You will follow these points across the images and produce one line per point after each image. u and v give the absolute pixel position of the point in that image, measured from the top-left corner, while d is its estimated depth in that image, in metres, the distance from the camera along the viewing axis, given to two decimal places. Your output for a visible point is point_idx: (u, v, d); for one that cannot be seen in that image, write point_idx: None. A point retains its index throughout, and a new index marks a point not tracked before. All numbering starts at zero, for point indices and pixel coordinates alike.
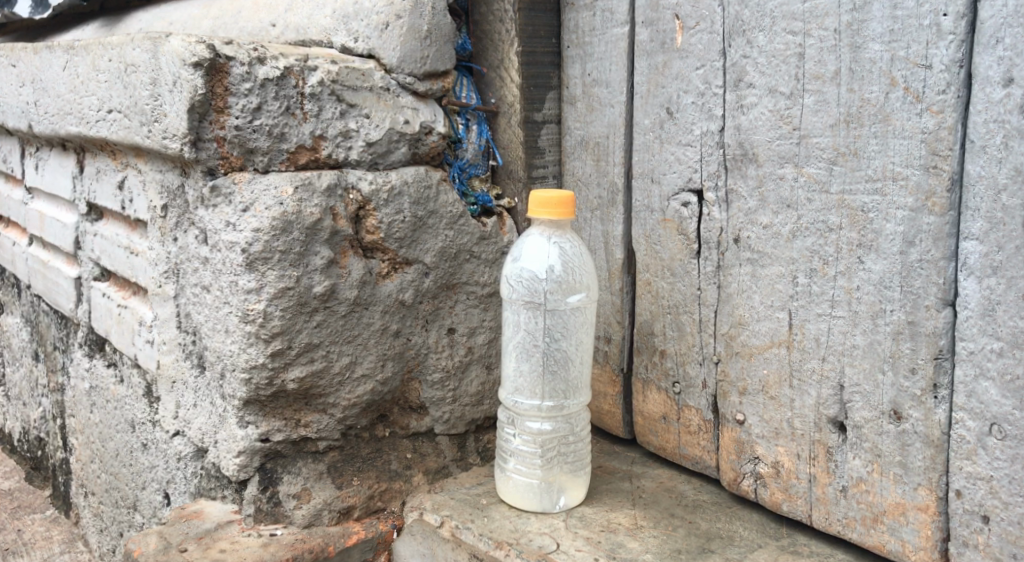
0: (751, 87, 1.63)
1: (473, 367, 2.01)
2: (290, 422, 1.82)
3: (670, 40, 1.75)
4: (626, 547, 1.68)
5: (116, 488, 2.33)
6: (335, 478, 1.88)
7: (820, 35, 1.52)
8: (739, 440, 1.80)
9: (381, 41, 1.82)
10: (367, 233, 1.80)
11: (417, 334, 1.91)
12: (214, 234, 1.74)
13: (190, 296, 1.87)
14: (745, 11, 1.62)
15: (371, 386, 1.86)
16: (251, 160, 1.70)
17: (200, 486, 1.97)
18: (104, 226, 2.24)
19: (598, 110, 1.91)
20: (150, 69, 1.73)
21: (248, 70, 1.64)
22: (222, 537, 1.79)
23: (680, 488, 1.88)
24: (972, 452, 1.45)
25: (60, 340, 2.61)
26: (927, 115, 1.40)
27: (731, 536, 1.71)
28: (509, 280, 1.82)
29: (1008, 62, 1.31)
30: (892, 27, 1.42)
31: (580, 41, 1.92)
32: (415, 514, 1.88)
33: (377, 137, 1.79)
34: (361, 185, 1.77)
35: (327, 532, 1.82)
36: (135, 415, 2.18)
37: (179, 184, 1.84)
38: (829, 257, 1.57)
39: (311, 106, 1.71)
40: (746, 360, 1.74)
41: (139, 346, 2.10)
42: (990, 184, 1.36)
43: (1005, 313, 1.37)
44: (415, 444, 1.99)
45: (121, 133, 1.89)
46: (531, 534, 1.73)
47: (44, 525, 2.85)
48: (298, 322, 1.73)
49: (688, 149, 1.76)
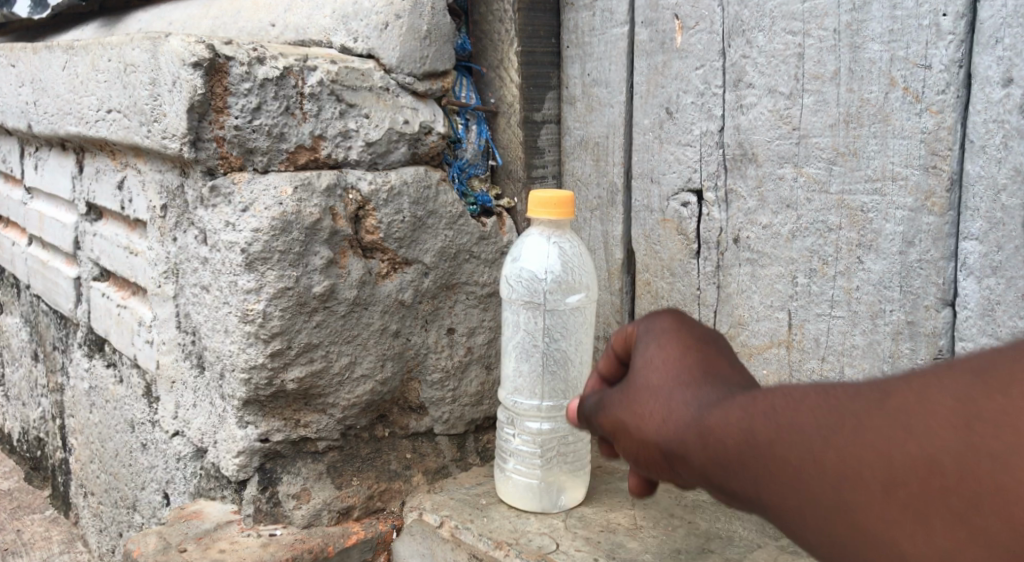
0: (751, 87, 1.63)
1: (473, 367, 2.01)
2: (290, 422, 1.82)
3: (670, 40, 1.75)
4: (625, 547, 1.68)
5: (116, 488, 2.33)
6: (335, 478, 1.88)
7: (820, 35, 1.52)
8: None
9: (381, 41, 1.82)
10: (367, 233, 1.80)
11: (417, 334, 1.91)
12: (214, 234, 1.74)
13: (190, 296, 1.87)
14: (744, 11, 1.62)
15: (371, 386, 1.86)
16: (251, 160, 1.70)
17: (200, 486, 1.97)
18: (104, 226, 2.23)
19: (598, 110, 1.91)
20: (150, 69, 1.73)
21: (248, 70, 1.64)
22: (222, 537, 1.79)
23: (680, 488, 1.88)
24: None
25: (60, 340, 2.61)
26: (927, 115, 1.40)
27: (731, 536, 1.71)
28: (509, 281, 1.82)
29: (1008, 62, 1.31)
30: (892, 27, 1.42)
31: (580, 41, 1.92)
32: (415, 514, 1.89)
33: (377, 137, 1.79)
34: (361, 185, 1.77)
35: (327, 532, 1.82)
36: (135, 415, 2.17)
37: (178, 184, 1.83)
38: (829, 257, 1.57)
39: (311, 106, 1.71)
40: (746, 360, 1.74)
41: (139, 346, 2.10)
42: (990, 184, 1.36)
43: (1005, 313, 1.37)
44: (415, 444, 1.99)
45: (122, 133, 1.89)
46: (531, 534, 1.73)
47: (44, 525, 2.85)
48: (298, 322, 1.73)
49: (687, 148, 1.76)
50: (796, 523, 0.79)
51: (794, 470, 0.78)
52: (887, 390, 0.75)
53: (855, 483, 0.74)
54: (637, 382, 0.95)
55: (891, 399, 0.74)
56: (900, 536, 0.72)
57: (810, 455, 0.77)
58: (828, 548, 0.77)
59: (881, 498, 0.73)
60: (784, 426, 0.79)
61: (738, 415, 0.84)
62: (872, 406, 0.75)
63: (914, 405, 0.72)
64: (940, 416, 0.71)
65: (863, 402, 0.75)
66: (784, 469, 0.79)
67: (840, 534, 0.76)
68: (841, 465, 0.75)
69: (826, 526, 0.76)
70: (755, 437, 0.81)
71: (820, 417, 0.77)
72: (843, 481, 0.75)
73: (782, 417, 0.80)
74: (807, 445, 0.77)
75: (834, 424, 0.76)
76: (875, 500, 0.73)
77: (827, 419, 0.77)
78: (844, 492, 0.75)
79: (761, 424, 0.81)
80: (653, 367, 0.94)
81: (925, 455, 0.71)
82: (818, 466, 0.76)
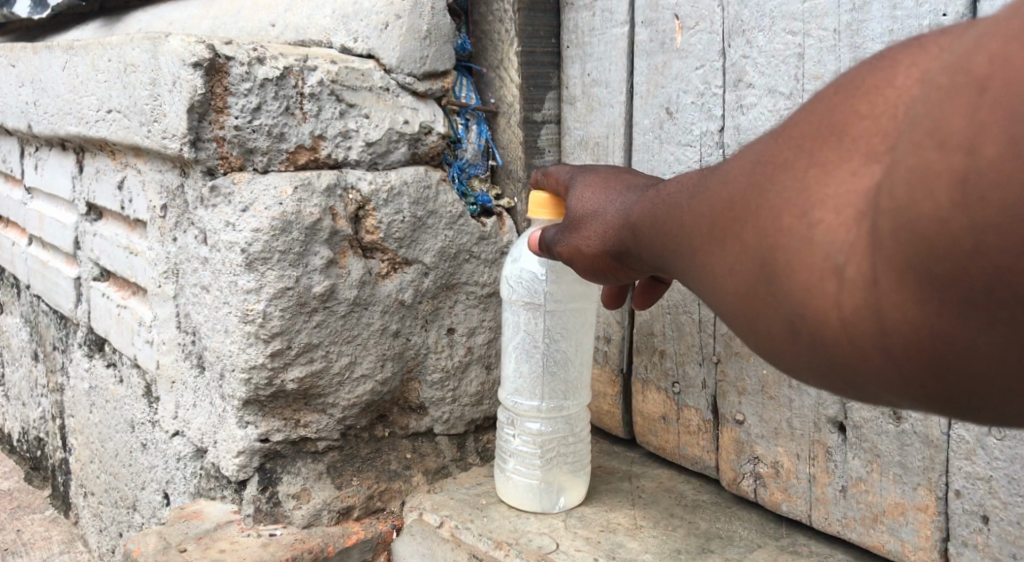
0: (751, 87, 1.63)
1: (473, 367, 2.01)
2: (290, 422, 1.82)
3: (670, 40, 1.75)
4: (626, 547, 1.68)
5: (116, 488, 2.33)
6: (335, 478, 1.88)
7: (820, 35, 1.51)
8: (738, 440, 1.79)
9: (381, 41, 1.82)
10: (367, 233, 1.80)
11: (417, 334, 1.91)
12: (214, 234, 1.74)
13: (190, 296, 1.87)
14: (744, 11, 1.62)
15: (371, 386, 1.86)
16: (251, 160, 1.70)
17: (200, 486, 1.97)
18: (104, 226, 2.23)
19: (598, 110, 1.91)
20: (150, 69, 1.73)
21: (248, 70, 1.64)
22: (222, 537, 1.79)
23: (680, 488, 1.88)
24: (972, 452, 1.45)
25: (60, 340, 2.61)
26: None
27: (732, 536, 1.71)
28: (510, 280, 1.82)
29: None
30: (892, 27, 1.42)
31: (580, 41, 1.92)
32: (415, 514, 1.89)
33: (377, 137, 1.79)
34: (361, 185, 1.77)
35: (327, 532, 1.82)
36: (135, 415, 2.17)
37: (179, 184, 1.83)
38: None
39: (310, 106, 1.71)
40: (746, 360, 1.74)
41: (139, 347, 2.10)
42: None
43: None
44: (415, 444, 1.99)
45: (122, 133, 1.89)
46: (531, 534, 1.73)
47: (43, 525, 2.85)
48: (298, 322, 1.73)
49: (687, 149, 1.76)
50: (702, 299, 0.92)
51: (696, 257, 0.91)
52: (779, 133, 0.84)
53: (730, 268, 0.86)
54: (577, 211, 1.28)
55: (761, 170, 0.83)
56: (762, 308, 0.84)
57: (701, 240, 0.90)
58: (724, 320, 0.90)
59: (746, 279, 0.85)
60: (688, 215, 0.93)
61: (661, 219, 0.99)
62: (768, 146, 0.85)
63: (778, 176, 0.82)
64: (793, 202, 0.80)
65: (737, 189, 0.86)
66: (690, 253, 0.93)
67: (726, 308, 0.89)
68: (720, 249, 0.87)
69: (718, 303, 0.90)
70: (671, 231, 0.96)
71: (709, 209, 0.89)
72: (721, 263, 0.87)
73: (689, 209, 0.93)
74: (702, 233, 0.90)
75: (715, 217, 0.88)
76: (745, 280, 0.85)
77: (712, 216, 0.89)
78: (725, 274, 0.87)
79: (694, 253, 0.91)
80: (609, 207, 1.21)
81: (773, 235, 0.81)
82: (708, 249, 0.89)
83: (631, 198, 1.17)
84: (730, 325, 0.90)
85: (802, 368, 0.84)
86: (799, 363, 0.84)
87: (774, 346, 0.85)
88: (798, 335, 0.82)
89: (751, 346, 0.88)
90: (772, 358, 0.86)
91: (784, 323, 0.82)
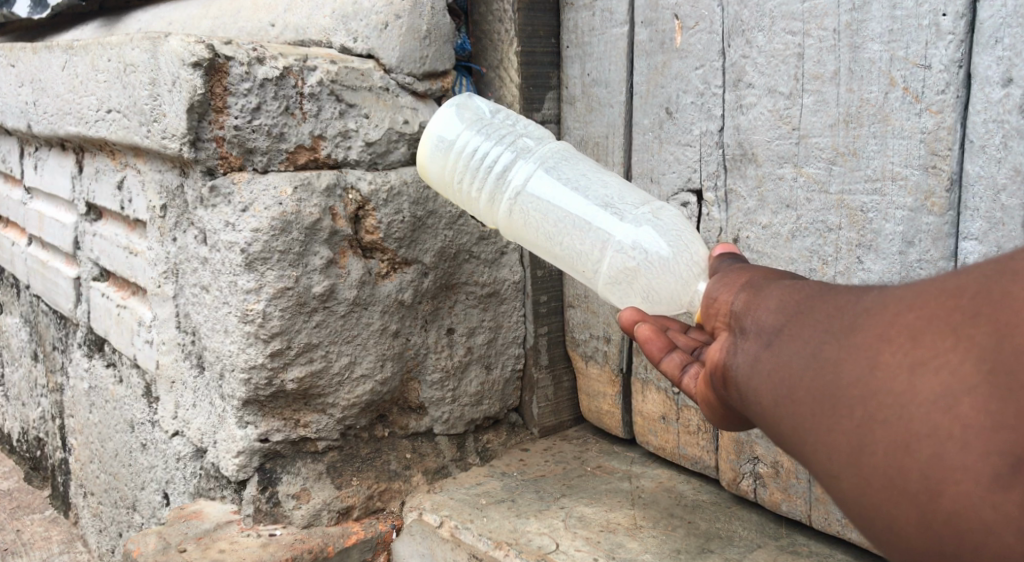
0: (751, 87, 1.62)
1: (473, 367, 2.02)
2: (290, 422, 1.83)
3: (670, 40, 1.75)
4: (625, 547, 1.68)
5: (116, 488, 2.33)
6: (335, 478, 1.88)
7: (820, 35, 1.50)
8: (738, 440, 1.77)
9: (381, 41, 1.81)
10: (367, 233, 1.79)
11: (417, 334, 1.92)
12: (214, 234, 1.74)
13: (190, 296, 1.87)
14: (744, 11, 1.61)
15: (371, 386, 1.86)
16: (251, 160, 1.69)
17: (200, 485, 1.97)
18: (104, 226, 2.23)
19: (598, 110, 1.91)
20: (150, 69, 1.73)
21: (247, 70, 1.64)
22: (222, 537, 1.79)
23: (680, 488, 1.88)
24: None
25: (60, 340, 2.60)
26: (927, 115, 1.39)
27: (731, 536, 1.71)
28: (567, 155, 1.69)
29: (1008, 62, 1.29)
30: (892, 27, 1.41)
31: (580, 41, 1.92)
32: (415, 514, 1.89)
33: (377, 137, 1.78)
34: (360, 185, 1.77)
35: (327, 532, 1.81)
36: (135, 415, 2.17)
37: (179, 184, 1.83)
38: (828, 257, 1.57)
39: (310, 106, 1.70)
40: None
41: (139, 346, 2.10)
42: (990, 184, 1.35)
43: None
44: (415, 444, 1.99)
45: (121, 132, 1.89)
46: (531, 534, 1.73)
47: (43, 525, 2.84)
48: (298, 322, 1.73)
49: (687, 149, 1.76)
50: (840, 402, 0.86)
51: (850, 362, 0.86)
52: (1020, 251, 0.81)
53: (921, 370, 0.81)
54: (728, 270, 1.21)
55: (1012, 273, 0.80)
56: (949, 433, 0.79)
57: (881, 333, 0.85)
58: (857, 431, 0.85)
59: (947, 392, 0.80)
60: (876, 305, 0.87)
61: (824, 303, 0.94)
62: (1003, 262, 0.81)
63: None
64: None
65: (971, 286, 0.81)
66: (850, 340, 0.87)
67: (878, 415, 0.83)
68: (911, 345, 0.82)
69: (867, 405, 0.84)
70: (834, 318, 0.91)
71: (916, 300, 0.84)
72: (906, 360, 0.82)
73: (877, 300, 0.88)
74: (874, 338, 0.85)
75: (923, 310, 0.83)
76: (942, 393, 0.80)
77: (913, 308, 0.84)
78: (907, 380, 0.82)
79: (865, 356, 0.85)
80: (751, 276, 1.14)
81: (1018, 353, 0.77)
82: (889, 346, 0.83)
83: (777, 277, 1.09)
84: (865, 437, 0.84)
85: (953, 515, 0.80)
86: (952, 508, 0.80)
87: (934, 481, 0.80)
88: (993, 478, 0.78)
89: (884, 473, 0.83)
90: (910, 497, 0.82)
91: (988, 460, 0.78)
